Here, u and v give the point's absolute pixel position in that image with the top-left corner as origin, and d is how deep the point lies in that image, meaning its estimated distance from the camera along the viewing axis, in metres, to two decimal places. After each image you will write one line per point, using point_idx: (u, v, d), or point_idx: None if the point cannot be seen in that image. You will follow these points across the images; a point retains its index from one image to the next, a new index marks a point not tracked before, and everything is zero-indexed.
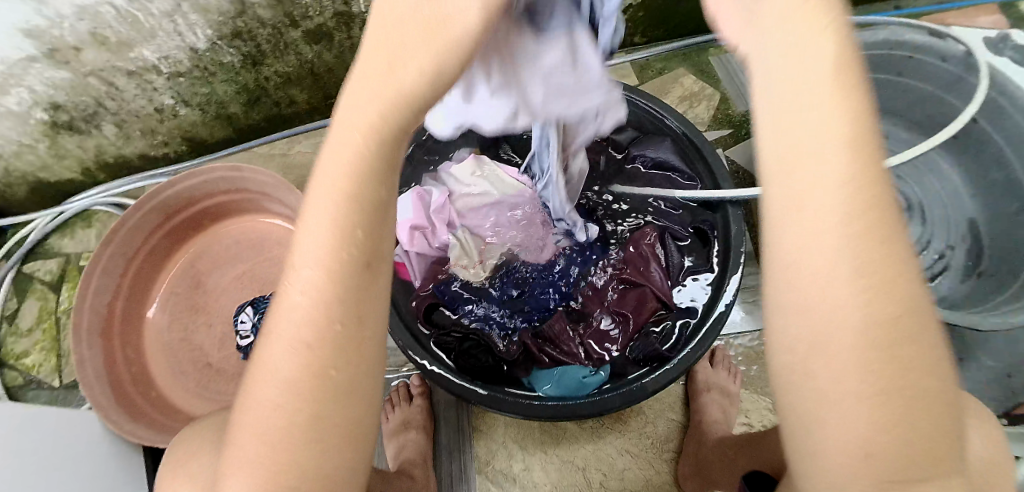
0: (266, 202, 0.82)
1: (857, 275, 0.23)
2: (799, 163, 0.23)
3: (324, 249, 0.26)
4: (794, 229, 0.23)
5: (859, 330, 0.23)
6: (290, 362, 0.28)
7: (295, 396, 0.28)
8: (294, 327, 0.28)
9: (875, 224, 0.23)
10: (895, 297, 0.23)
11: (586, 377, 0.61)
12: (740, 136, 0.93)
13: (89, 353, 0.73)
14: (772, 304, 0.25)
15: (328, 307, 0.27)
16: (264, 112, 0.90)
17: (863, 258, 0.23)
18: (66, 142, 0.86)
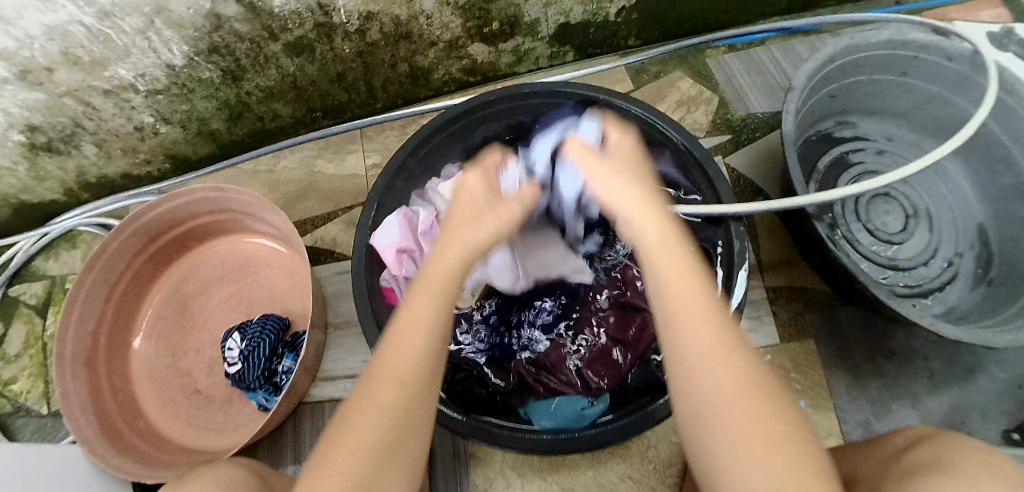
0: (250, 221, 0.79)
1: (700, 347, 0.36)
2: (658, 282, 0.42)
3: (422, 317, 0.40)
4: (669, 329, 0.38)
5: (713, 381, 0.34)
6: (388, 402, 0.36)
7: (394, 420, 0.35)
8: (396, 368, 0.37)
9: (700, 310, 0.37)
10: (735, 359, 0.35)
11: (585, 408, 0.58)
12: (740, 141, 0.89)
13: (73, 385, 0.71)
14: (680, 388, 0.37)
15: (423, 364, 0.38)
16: (248, 128, 0.87)
17: (703, 333, 0.36)
18: (45, 163, 0.84)
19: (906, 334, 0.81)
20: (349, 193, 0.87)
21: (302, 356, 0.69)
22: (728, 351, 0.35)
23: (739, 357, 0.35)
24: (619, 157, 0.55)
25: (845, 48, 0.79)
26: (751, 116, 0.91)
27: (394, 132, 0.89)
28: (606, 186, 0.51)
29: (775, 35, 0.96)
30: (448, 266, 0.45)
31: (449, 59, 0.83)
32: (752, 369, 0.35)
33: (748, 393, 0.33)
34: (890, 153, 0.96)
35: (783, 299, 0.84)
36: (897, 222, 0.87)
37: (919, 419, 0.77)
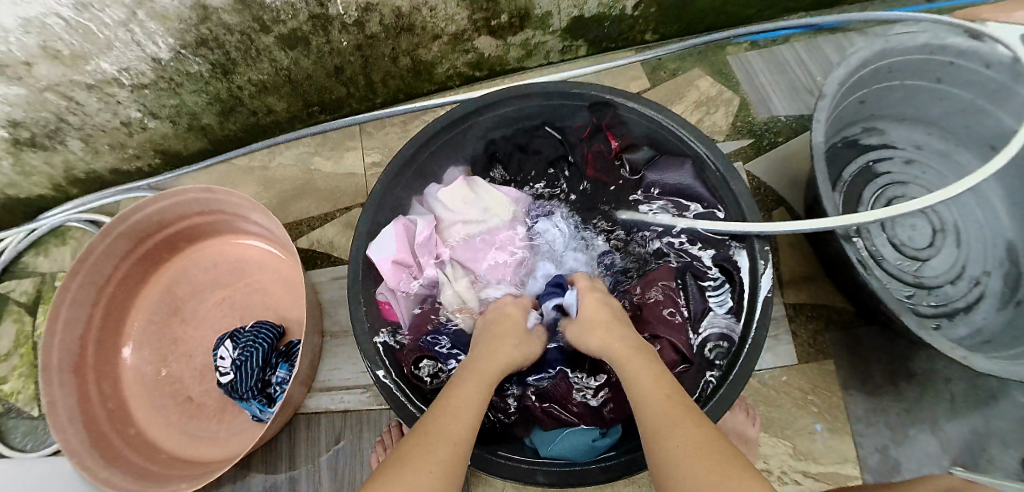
0: (242, 223, 0.75)
1: (657, 418, 0.42)
2: (631, 366, 0.49)
3: (467, 399, 0.46)
4: (643, 405, 0.44)
5: (672, 443, 0.40)
6: (441, 455, 0.39)
7: (444, 468, 0.39)
8: (450, 426, 0.42)
9: (659, 391, 0.45)
10: (685, 421, 0.41)
11: (595, 439, 0.57)
12: (762, 147, 0.85)
13: (61, 393, 0.69)
14: (657, 466, 0.40)
15: (468, 433, 0.43)
16: (241, 123, 0.83)
17: (658, 407, 0.43)
18: (30, 158, 0.80)
19: (927, 356, 0.78)
20: (348, 193, 0.82)
21: (296, 369, 0.66)
22: (682, 417, 0.42)
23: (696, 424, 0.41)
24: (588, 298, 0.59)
25: (879, 52, 0.75)
26: (774, 119, 0.87)
27: (394, 129, 0.84)
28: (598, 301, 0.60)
29: (801, 31, 0.91)
30: (494, 363, 0.52)
31: (454, 53, 0.78)
32: (706, 428, 0.41)
33: (698, 445, 0.38)
34: (920, 163, 0.93)
35: (803, 316, 0.81)
36: (925, 238, 0.84)
37: (936, 446, 0.74)
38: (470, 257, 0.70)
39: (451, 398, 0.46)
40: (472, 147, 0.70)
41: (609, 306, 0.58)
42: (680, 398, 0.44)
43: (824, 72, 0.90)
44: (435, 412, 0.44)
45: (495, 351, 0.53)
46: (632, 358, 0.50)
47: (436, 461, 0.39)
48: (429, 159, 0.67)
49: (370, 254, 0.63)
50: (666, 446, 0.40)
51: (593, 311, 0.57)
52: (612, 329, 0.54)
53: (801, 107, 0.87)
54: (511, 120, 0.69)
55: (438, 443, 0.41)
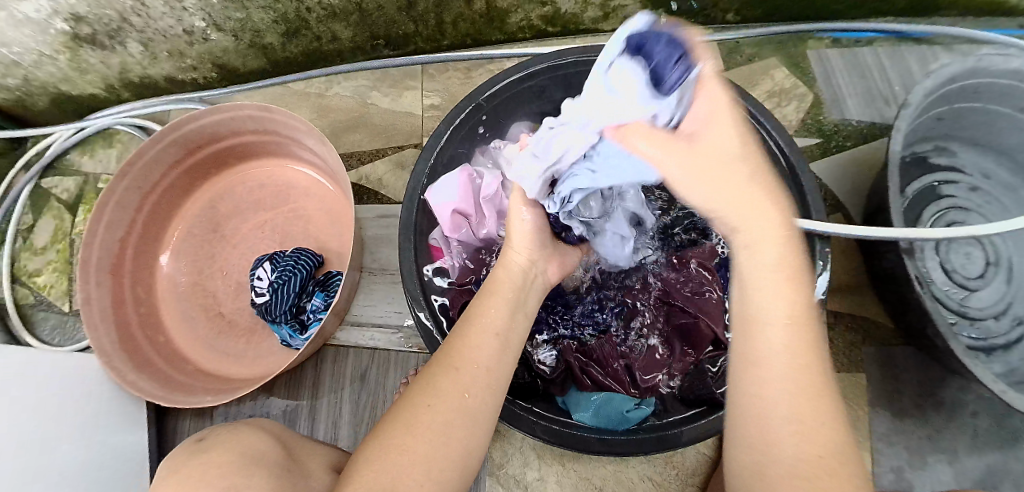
0: (294, 147, 0.74)
1: (787, 389, 0.33)
2: (761, 282, 0.35)
3: (484, 326, 0.45)
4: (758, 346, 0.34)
5: (779, 413, 0.33)
6: (444, 388, 0.40)
7: (452, 407, 0.40)
8: (461, 357, 0.42)
9: (793, 337, 0.33)
10: (819, 421, 0.32)
11: (630, 410, 0.58)
12: (828, 148, 0.83)
13: (97, 291, 0.69)
14: (743, 412, 0.35)
15: (479, 361, 0.42)
16: (303, 47, 0.81)
17: (792, 377, 0.33)
18: (88, 55, 0.80)
19: (962, 388, 0.75)
20: (403, 132, 0.81)
21: (335, 300, 0.66)
22: (813, 402, 0.33)
23: (823, 415, 0.33)
24: (708, 130, 0.35)
25: (969, 70, 0.70)
26: (845, 122, 0.83)
27: (457, 75, 0.82)
28: (706, 112, 0.35)
29: (887, 36, 0.85)
30: (509, 278, 0.50)
31: (530, 4, 0.74)
32: (829, 418, 0.33)
33: (815, 438, 0.32)
34: (984, 192, 0.87)
35: (841, 325, 0.78)
36: (977, 268, 0.80)
37: (951, 475, 0.73)
38: None
39: (465, 326, 0.45)
40: (537, 103, 0.68)
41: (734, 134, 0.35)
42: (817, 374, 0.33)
43: (904, 80, 0.85)
44: (450, 338, 0.45)
45: (511, 261, 0.52)
46: (781, 277, 0.34)
47: (436, 396, 0.40)
48: (492, 108, 0.65)
49: (427, 196, 0.62)
50: (780, 426, 0.32)
51: (716, 137, 0.35)
52: (757, 212, 0.35)
53: (873, 115, 0.83)
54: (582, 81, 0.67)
55: (445, 373, 0.41)
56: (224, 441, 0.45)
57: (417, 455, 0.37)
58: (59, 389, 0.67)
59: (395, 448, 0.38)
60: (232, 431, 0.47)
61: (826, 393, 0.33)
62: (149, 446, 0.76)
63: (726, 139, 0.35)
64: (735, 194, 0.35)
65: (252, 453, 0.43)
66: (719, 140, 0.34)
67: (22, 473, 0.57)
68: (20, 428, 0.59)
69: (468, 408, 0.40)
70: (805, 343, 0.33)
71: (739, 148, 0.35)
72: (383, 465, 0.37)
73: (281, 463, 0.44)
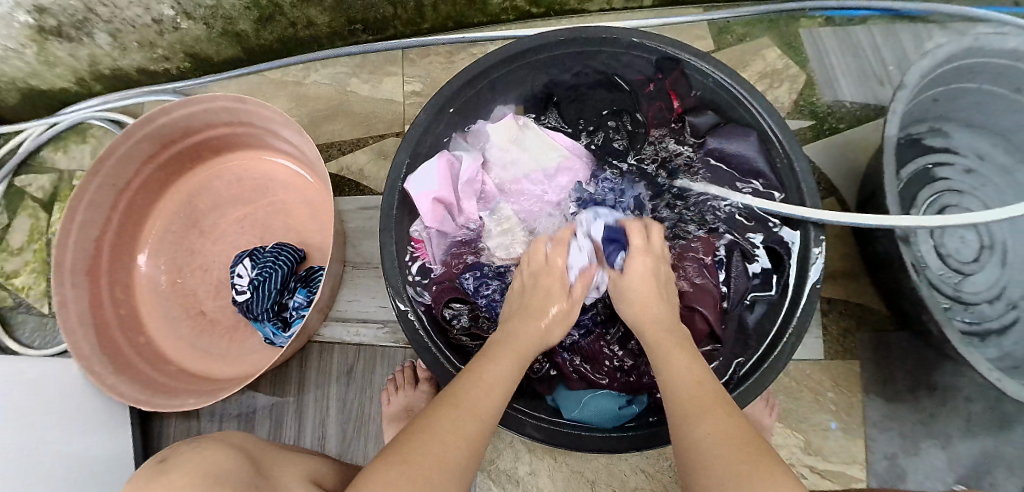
0: (272, 139, 0.72)
1: (688, 398, 0.40)
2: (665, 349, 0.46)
3: (505, 376, 0.45)
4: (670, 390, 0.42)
5: (691, 430, 0.38)
6: (469, 431, 0.39)
7: (471, 456, 0.38)
8: (482, 404, 0.41)
9: (691, 376, 0.42)
10: (724, 417, 0.38)
11: (621, 406, 0.56)
12: (822, 130, 0.81)
13: (74, 293, 0.67)
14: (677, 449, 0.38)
15: (497, 410, 0.42)
16: (278, 33, 0.78)
17: (697, 391, 0.41)
18: (55, 49, 0.77)
19: (954, 371, 0.73)
20: (384, 121, 0.79)
21: (317, 296, 0.64)
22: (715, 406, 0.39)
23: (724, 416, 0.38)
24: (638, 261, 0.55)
25: (965, 50, 0.68)
26: (838, 103, 0.81)
27: (439, 59, 0.80)
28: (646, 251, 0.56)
29: (881, 14, 0.83)
30: (527, 336, 0.50)
31: None
32: (733, 420, 0.38)
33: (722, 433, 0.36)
34: (979, 173, 0.85)
35: (835, 312, 0.77)
36: (971, 251, 0.78)
37: (944, 461, 0.72)
38: (523, 207, 0.66)
39: (483, 373, 0.44)
40: (523, 86, 0.66)
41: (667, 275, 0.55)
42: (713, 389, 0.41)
43: (898, 60, 0.83)
44: (468, 377, 0.43)
45: (533, 322, 0.51)
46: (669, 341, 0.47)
47: (462, 439, 0.38)
48: (476, 93, 0.63)
49: (407, 186, 0.59)
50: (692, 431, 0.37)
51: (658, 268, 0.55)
52: (659, 308, 0.51)
53: (867, 95, 0.81)
54: (568, 64, 0.65)
55: (468, 419, 0.40)
56: (189, 457, 0.44)
57: (439, 490, 0.35)
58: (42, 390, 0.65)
59: (415, 478, 0.35)
60: (196, 448, 0.46)
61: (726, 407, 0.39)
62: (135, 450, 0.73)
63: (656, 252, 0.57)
64: (646, 305, 0.52)
65: (215, 472, 0.42)
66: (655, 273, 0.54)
67: None
68: None
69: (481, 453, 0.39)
70: (701, 375, 0.43)
71: (655, 274, 0.54)
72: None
73: (246, 480, 0.44)
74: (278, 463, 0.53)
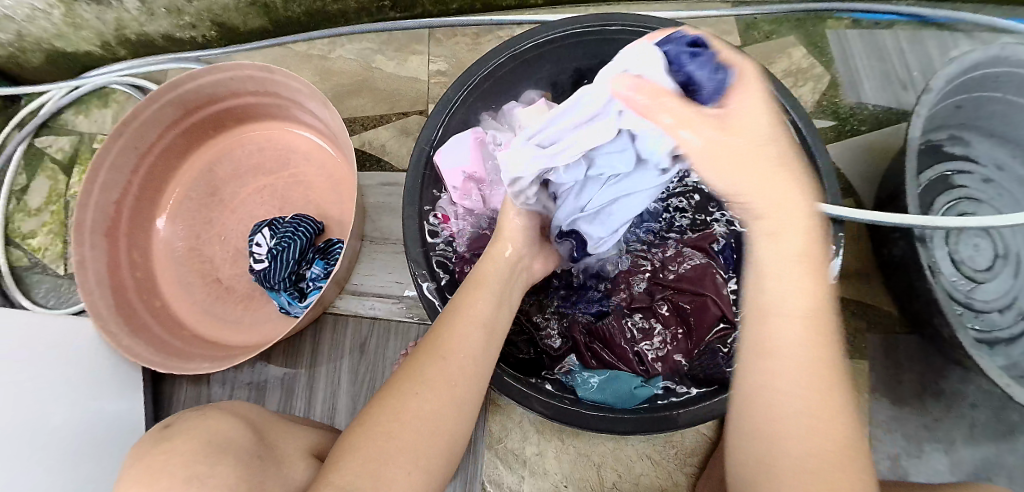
0: (296, 110, 0.72)
1: (800, 384, 0.34)
2: (778, 286, 0.36)
3: (472, 315, 0.45)
4: (765, 345, 0.36)
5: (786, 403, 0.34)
6: (437, 374, 0.40)
7: (441, 399, 0.39)
8: (447, 350, 0.42)
9: (813, 351, 0.35)
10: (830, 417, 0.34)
11: (636, 387, 0.56)
12: (843, 131, 0.81)
13: (93, 254, 0.68)
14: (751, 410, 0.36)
15: (465, 350, 0.42)
16: (306, 7, 0.78)
17: (810, 369, 0.34)
18: (83, 11, 0.77)
19: (960, 378, 0.74)
20: (407, 99, 0.79)
21: (335, 268, 0.65)
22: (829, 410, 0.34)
23: (837, 419, 0.34)
24: (739, 109, 0.38)
25: (992, 58, 0.68)
26: (861, 105, 0.81)
27: (465, 40, 0.80)
28: (748, 104, 0.38)
29: (907, 19, 0.83)
30: (494, 271, 0.50)
31: None
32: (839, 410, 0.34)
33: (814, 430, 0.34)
34: (997, 184, 0.85)
35: (847, 312, 0.77)
36: (985, 260, 0.78)
37: (947, 465, 0.72)
38: None
39: (453, 315, 0.45)
40: (550, 71, 0.66)
41: (772, 180, 0.37)
42: (831, 386, 0.35)
43: (923, 65, 0.82)
44: (440, 326, 0.44)
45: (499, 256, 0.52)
46: (791, 266, 0.36)
47: (424, 383, 0.40)
48: (502, 76, 0.63)
49: (436, 158, 0.60)
50: (783, 406, 0.35)
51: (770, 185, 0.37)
52: (771, 183, 0.37)
53: (890, 98, 0.81)
54: (594, 52, 0.64)
55: (432, 361, 0.41)
56: (190, 424, 0.44)
57: (403, 435, 0.37)
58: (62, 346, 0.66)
59: (382, 436, 0.37)
60: (200, 415, 0.46)
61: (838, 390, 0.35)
62: (145, 414, 0.74)
63: (766, 159, 0.37)
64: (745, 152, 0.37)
65: (219, 439, 0.43)
66: (785, 207, 0.37)
67: (19, 432, 0.57)
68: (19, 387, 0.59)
69: (456, 397, 0.40)
70: (820, 337, 0.35)
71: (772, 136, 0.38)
72: (356, 457, 0.36)
73: (250, 447, 0.44)
74: (292, 431, 0.53)
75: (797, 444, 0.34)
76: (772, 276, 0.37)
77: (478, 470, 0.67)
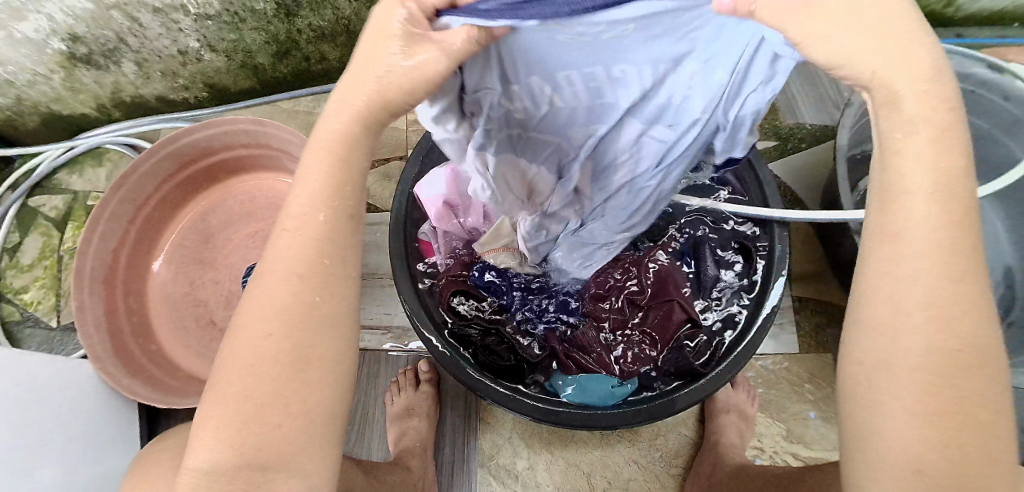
0: (286, 159, 0.78)
1: (929, 297, 0.27)
2: (899, 200, 0.27)
3: (306, 209, 0.32)
4: (882, 273, 0.28)
5: (911, 340, 0.28)
6: (284, 302, 0.32)
7: (288, 332, 0.31)
8: (286, 277, 0.32)
9: (942, 255, 0.27)
10: (959, 327, 0.27)
11: (614, 386, 0.60)
12: (785, 150, 0.90)
13: (90, 300, 0.71)
14: (857, 346, 0.30)
15: (312, 260, 0.32)
16: (293, 67, 0.86)
17: (940, 284, 0.27)
18: (83, 75, 0.82)
19: None
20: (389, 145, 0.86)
21: None
22: (955, 311, 0.27)
23: (962, 324, 0.27)
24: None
25: None
26: (799, 126, 0.90)
27: None
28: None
29: None
30: (340, 125, 0.31)
31: None
32: (971, 325, 0.28)
33: (945, 358, 0.28)
34: None
35: (806, 311, 0.83)
36: None
37: None
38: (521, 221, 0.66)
39: (289, 215, 0.33)
40: None
41: (893, 49, 0.24)
42: (968, 277, 0.27)
43: None
44: (278, 227, 0.33)
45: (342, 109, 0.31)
46: (938, 140, 0.26)
47: (273, 318, 0.32)
48: None
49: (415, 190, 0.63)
50: (899, 348, 0.28)
51: (899, 42, 0.24)
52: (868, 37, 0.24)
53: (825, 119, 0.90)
54: None
55: (278, 280, 0.32)
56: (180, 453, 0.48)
57: (264, 383, 0.31)
58: (74, 385, 0.67)
59: (235, 394, 0.32)
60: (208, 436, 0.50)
61: (973, 298, 0.28)
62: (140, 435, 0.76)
63: (888, 25, 0.24)
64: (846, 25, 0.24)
65: None
66: (906, 76, 0.25)
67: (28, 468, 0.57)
68: (40, 421, 0.60)
69: (311, 325, 0.32)
70: (961, 237, 0.27)
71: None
72: (225, 430, 0.32)
73: None
74: None
75: (923, 377, 0.28)
76: (913, 162, 0.26)
77: (472, 487, 0.70)
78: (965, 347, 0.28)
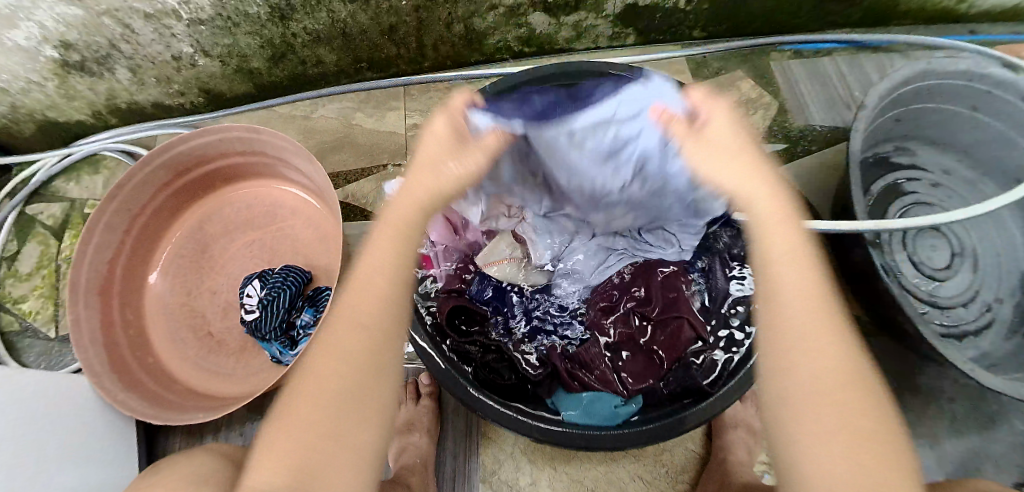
0: (283, 166, 0.76)
1: (817, 367, 0.33)
2: (774, 297, 0.36)
3: (381, 268, 0.38)
4: (778, 352, 0.34)
5: (815, 404, 0.32)
6: (352, 347, 0.36)
7: (358, 380, 0.35)
8: (352, 324, 0.36)
9: (822, 334, 0.34)
10: (854, 394, 0.32)
11: (618, 406, 0.58)
12: (795, 153, 0.86)
13: (86, 312, 0.70)
14: (780, 421, 0.33)
15: (378, 314, 0.37)
16: (289, 71, 0.84)
17: (822, 355, 0.33)
18: (77, 82, 0.81)
19: (934, 374, 0.76)
20: (387, 151, 0.84)
21: None
22: (845, 379, 0.32)
23: (853, 391, 0.32)
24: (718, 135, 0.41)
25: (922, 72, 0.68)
26: (810, 127, 0.87)
27: (437, 95, 0.87)
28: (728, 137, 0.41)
29: (845, 46, 0.90)
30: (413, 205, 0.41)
31: (506, 26, 0.79)
32: (863, 394, 0.32)
33: (851, 422, 0.31)
34: (946, 187, 0.83)
35: None
36: (943, 259, 0.78)
37: (933, 459, 0.72)
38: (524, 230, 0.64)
39: (363, 273, 0.38)
40: None
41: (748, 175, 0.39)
42: (847, 353, 0.33)
43: (863, 87, 0.89)
44: (345, 288, 0.39)
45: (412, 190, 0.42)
46: (785, 246, 0.37)
47: (342, 358, 0.35)
48: None
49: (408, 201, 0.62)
50: (810, 413, 0.32)
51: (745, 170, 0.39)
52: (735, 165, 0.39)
53: (836, 119, 0.87)
54: None
55: (347, 330, 0.36)
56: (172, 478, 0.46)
57: (320, 424, 0.34)
58: (67, 400, 0.66)
59: (293, 439, 0.34)
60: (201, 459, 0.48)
61: (856, 370, 0.33)
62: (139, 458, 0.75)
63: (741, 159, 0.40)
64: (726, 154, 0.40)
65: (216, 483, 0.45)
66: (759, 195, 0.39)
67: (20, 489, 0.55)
68: (31, 439, 0.59)
69: (377, 371, 0.36)
70: (830, 322, 0.34)
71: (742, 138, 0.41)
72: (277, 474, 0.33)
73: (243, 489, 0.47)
74: None
75: (835, 439, 0.31)
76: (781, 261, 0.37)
77: None
78: (863, 412, 0.31)
